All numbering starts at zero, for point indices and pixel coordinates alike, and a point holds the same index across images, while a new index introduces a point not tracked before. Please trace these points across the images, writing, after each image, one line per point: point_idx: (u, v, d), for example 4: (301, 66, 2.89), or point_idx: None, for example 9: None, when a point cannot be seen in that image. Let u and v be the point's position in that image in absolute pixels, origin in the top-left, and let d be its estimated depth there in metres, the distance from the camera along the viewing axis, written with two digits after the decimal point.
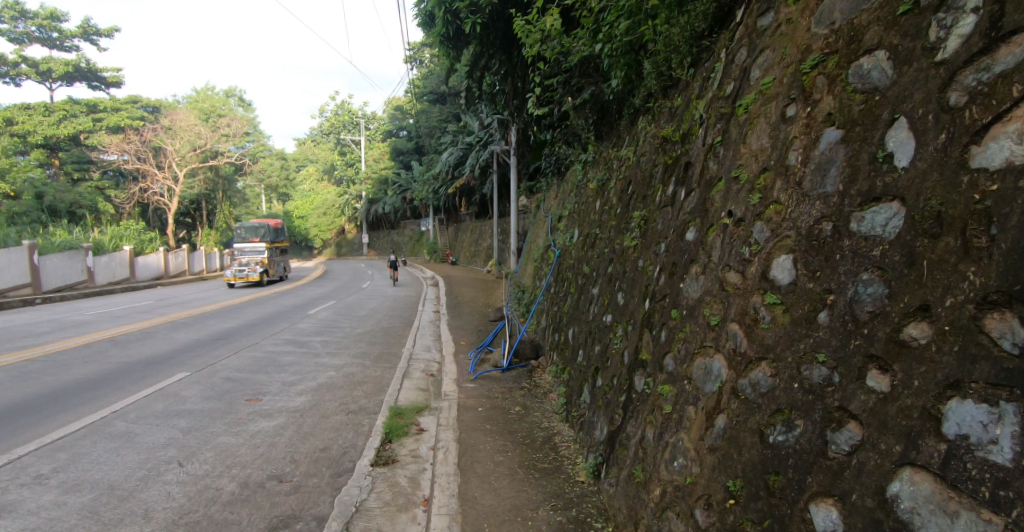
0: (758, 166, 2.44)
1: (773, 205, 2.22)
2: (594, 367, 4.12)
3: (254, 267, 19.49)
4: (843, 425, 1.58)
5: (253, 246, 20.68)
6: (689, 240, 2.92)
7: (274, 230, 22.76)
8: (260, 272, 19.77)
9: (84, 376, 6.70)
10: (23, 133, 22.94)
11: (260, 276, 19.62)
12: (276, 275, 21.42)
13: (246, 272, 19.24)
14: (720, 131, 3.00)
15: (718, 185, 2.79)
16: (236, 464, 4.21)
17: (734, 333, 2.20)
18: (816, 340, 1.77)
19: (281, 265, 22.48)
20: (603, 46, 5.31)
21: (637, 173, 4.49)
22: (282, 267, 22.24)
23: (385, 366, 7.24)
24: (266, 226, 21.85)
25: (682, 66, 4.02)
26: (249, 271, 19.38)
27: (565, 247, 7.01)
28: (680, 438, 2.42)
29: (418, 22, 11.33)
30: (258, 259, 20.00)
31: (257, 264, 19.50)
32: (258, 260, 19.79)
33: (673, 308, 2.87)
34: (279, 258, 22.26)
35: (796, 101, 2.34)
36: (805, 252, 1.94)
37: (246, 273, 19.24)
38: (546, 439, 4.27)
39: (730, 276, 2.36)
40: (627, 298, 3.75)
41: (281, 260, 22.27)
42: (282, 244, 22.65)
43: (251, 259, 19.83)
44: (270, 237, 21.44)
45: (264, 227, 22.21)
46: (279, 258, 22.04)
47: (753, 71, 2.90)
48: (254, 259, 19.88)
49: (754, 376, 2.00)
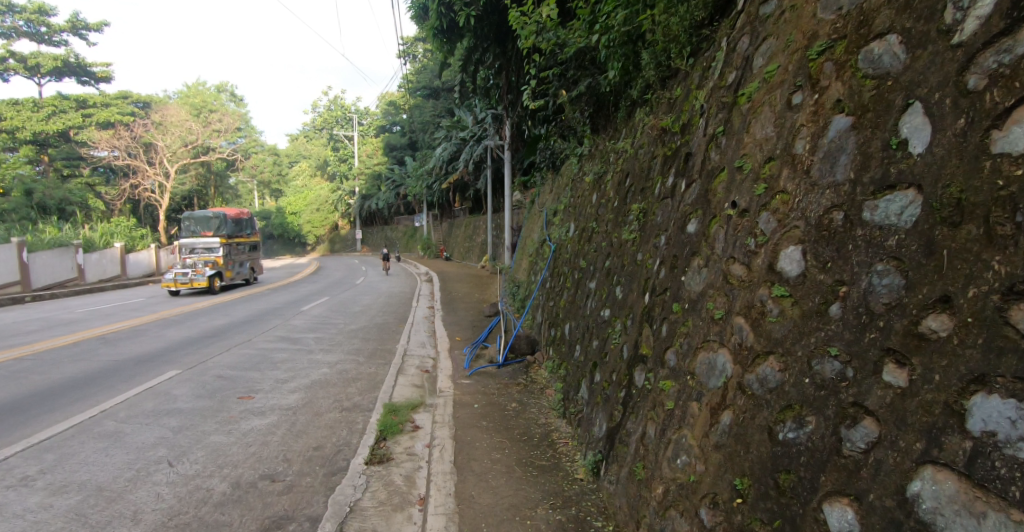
0: (763, 156, 2.37)
1: (779, 195, 2.16)
2: (592, 362, 4.06)
3: (202, 270, 15.46)
4: (859, 421, 1.52)
5: (208, 241, 16.56)
6: (691, 232, 2.85)
7: (237, 222, 17.95)
8: (210, 276, 15.79)
9: (73, 375, 6.56)
10: (10, 129, 22.49)
11: (211, 280, 15.68)
12: (238, 277, 17.53)
13: (190, 277, 15.09)
14: (722, 121, 2.95)
15: (720, 176, 2.73)
16: (227, 463, 4.11)
17: (739, 326, 2.15)
18: (828, 334, 1.71)
19: (247, 264, 18.62)
20: (600, 36, 5.20)
21: (635, 165, 4.42)
22: (246, 267, 18.16)
23: (379, 362, 7.16)
24: (222, 216, 16.94)
25: (681, 56, 3.95)
26: (196, 275, 15.31)
27: (561, 241, 6.95)
28: (683, 435, 2.37)
29: (411, 15, 11.17)
30: (210, 259, 16.03)
31: (204, 267, 15.35)
32: (207, 262, 15.66)
33: (675, 301, 2.79)
34: (243, 255, 18.22)
35: (802, 88, 2.28)
36: (815, 242, 1.88)
37: (191, 279, 15.22)
38: (544, 436, 4.20)
39: (734, 269, 2.30)
40: (627, 292, 3.66)
41: (247, 257, 18.36)
42: (246, 239, 18.26)
43: (201, 259, 15.75)
44: (226, 231, 16.91)
45: (218, 218, 16.91)
46: (246, 256, 18.42)
47: (756, 60, 2.83)
48: (205, 261, 15.79)
49: (762, 371, 1.95)
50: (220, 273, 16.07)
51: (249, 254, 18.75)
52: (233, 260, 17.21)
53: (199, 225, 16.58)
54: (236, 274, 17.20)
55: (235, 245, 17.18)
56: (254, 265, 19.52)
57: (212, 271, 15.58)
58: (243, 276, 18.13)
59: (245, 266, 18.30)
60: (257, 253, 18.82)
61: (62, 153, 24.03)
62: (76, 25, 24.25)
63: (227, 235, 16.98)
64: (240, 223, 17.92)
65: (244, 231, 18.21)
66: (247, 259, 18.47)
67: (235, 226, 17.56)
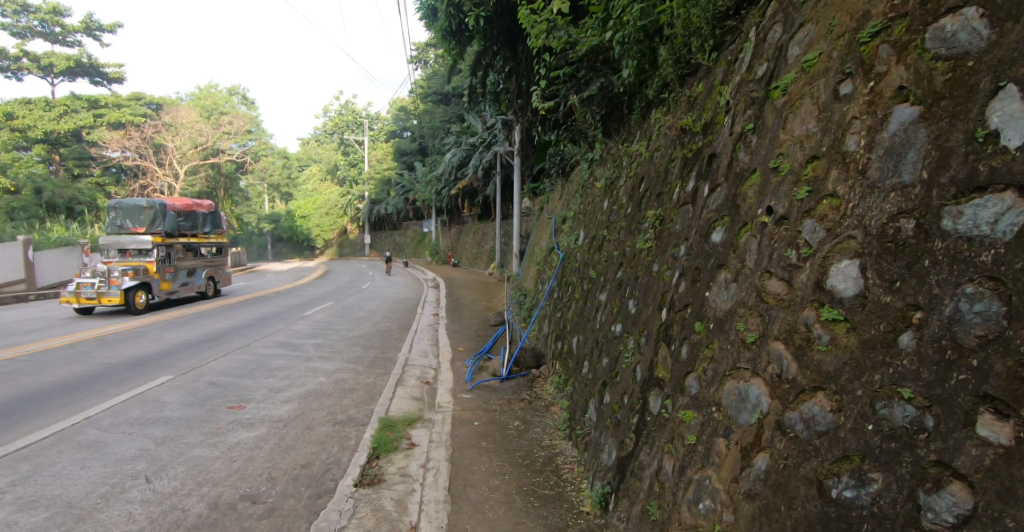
0: (805, 155, 2.08)
1: (827, 199, 1.87)
2: (602, 382, 3.72)
3: (117, 281, 11.34)
4: (942, 486, 1.27)
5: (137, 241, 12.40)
6: (716, 242, 2.53)
7: (186, 217, 13.82)
8: (132, 289, 11.65)
9: (61, 378, 6.33)
10: (24, 128, 22.71)
11: (130, 296, 11.54)
12: (183, 289, 13.50)
13: (98, 290, 11.10)
14: (751, 117, 2.64)
15: (750, 178, 2.42)
16: (207, 481, 3.81)
17: (779, 354, 1.85)
18: (898, 371, 1.44)
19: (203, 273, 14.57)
20: (614, 33, 4.90)
21: (651, 169, 4.12)
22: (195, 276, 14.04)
23: (378, 372, 6.86)
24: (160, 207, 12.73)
25: (703, 50, 3.65)
26: (107, 288, 11.19)
27: (570, 249, 6.64)
28: (707, 476, 2.07)
29: (420, 16, 10.96)
30: (139, 265, 12.04)
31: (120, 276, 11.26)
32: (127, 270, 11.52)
33: (696, 319, 2.48)
34: (193, 262, 14.10)
35: (853, 76, 1.99)
36: (878, 256, 1.60)
37: (101, 292, 11.17)
38: (548, 459, 3.85)
39: (769, 285, 2.00)
40: (641, 307, 3.33)
41: (201, 264, 14.32)
42: (199, 240, 14.23)
43: (123, 264, 11.79)
44: (164, 227, 12.69)
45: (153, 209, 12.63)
46: (200, 262, 14.38)
47: (791, 49, 2.53)
48: (127, 266, 11.75)
49: (808, 409, 1.67)
50: (149, 285, 12.11)
51: (208, 260, 14.76)
52: (175, 268, 13.14)
53: (129, 217, 12.44)
54: (177, 285, 13.18)
55: (177, 247, 13.09)
56: (217, 275, 15.43)
57: (130, 282, 11.57)
58: (196, 289, 14.12)
59: (197, 275, 14.25)
60: (216, 258, 14.91)
61: (73, 153, 24.13)
62: (90, 26, 24.46)
63: (166, 231, 12.85)
64: (189, 217, 13.85)
65: (196, 229, 14.18)
66: (200, 266, 14.37)
67: (180, 221, 13.48)
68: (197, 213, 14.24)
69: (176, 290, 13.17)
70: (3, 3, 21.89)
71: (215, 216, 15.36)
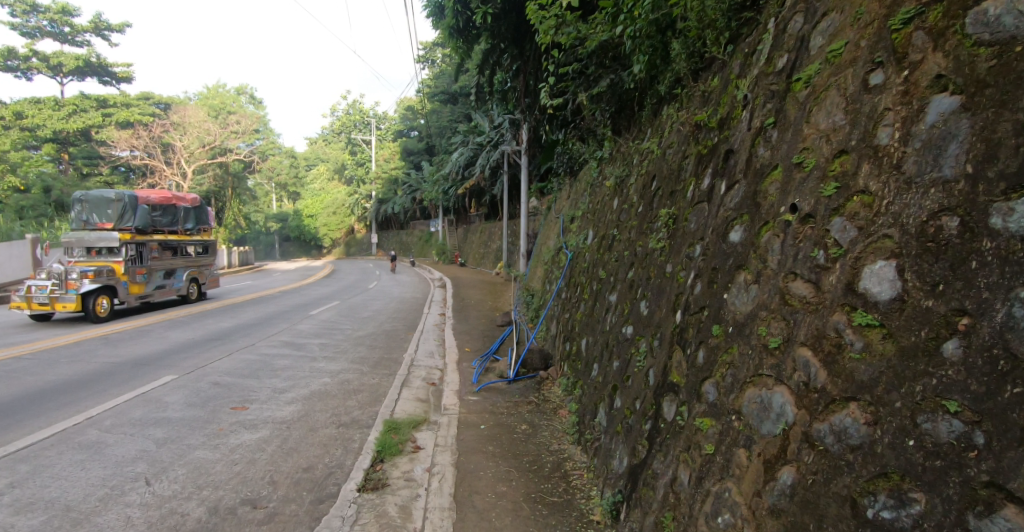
0: (832, 149, 1.96)
1: (858, 196, 1.76)
2: (612, 385, 3.61)
3: (74, 285, 10.05)
4: (995, 510, 1.16)
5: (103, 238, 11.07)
6: (735, 242, 2.41)
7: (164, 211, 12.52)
8: (92, 294, 10.31)
9: (65, 377, 6.32)
10: (33, 127, 22.87)
11: (90, 301, 10.21)
12: (160, 292, 12.16)
13: (52, 295, 9.90)
14: (772, 111, 2.52)
15: (771, 174, 2.30)
16: (207, 484, 3.74)
17: (806, 361, 1.74)
18: (942, 382, 1.33)
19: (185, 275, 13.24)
20: (625, 28, 4.78)
21: (663, 166, 4.00)
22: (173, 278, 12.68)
23: (384, 373, 6.79)
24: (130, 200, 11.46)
25: (718, 43, 3.52)
26: (61, 293, 9.92)
27: (578, 249, 6.53)
28: (726, 489, 1.97)
29: (427, 14, 10.86)
30: (104, 266, 10.73)
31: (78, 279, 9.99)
32: (86, 272, 10.19)
33: (714, 322, 2.36)
34: (172, 261, 12.70)
35: (884, 65, 1.87)
36: (917, 257, 1.48)
37: (54, 297, 9.95)
38: (556, 465, 3.75)
39: (795, 288, 1.89)
40: (653, 308, 3.22)
41: (181, 264, 13.00)
42: (180, 237, 12.88)
43: (87, 265, 10.53)
44: (135, 222, 11.41)
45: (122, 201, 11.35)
46: (181, 262, 13.02)
47: (813, 39, 2.40)
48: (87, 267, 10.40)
49: (839, 421, 1.57)
50: (114, 288, 10.77)
51: (191, 260, 13.44)
52: (148, 268, 11.77)
53: (96, 211, 11.20)
54: (150, 288, 11.81)
55: (150, 245, 11.74)
56: (202, 276, 14.06)
57: (91, 284, 10.23)
58: (174, 292, 12.74)
59: (176, 277, 12.86)
60: (198, 258, 13.56)
61: (83, 152, 24.37)
62: (99, 25, 24.63)
63: (138, 227, 11.51)
64: (167, 212, 12.54)
65: (176, 225, 12.89)
66: (180, 267, 12.99)
67: (156, 215, 12.15)
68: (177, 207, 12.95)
69: (149, 293, 11.79)
70: (13, 4, 22.10)
71: (200, 212, 14.03)
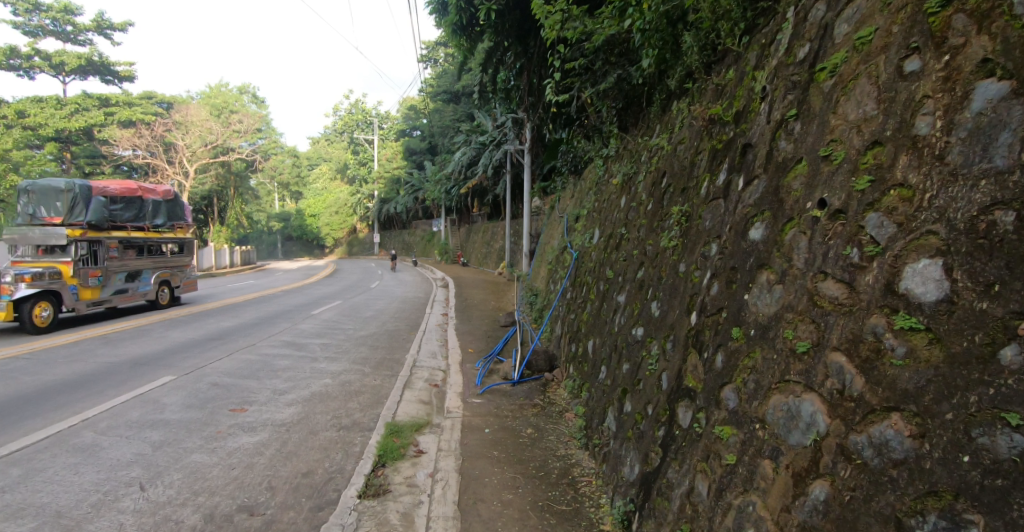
0: (864, 140, 1.83)
1: (895, 189, 1.63)
2: (622, 388, 3.48)
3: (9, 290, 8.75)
4: None
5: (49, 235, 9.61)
6: (755, 239, 2.28)
7: (126, 205, 11.05)
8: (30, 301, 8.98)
9: (62, 378, 6.22)
10: (35, 125, 22.70)
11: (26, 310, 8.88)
12: (120, 297, 10.75)
13: None
14: (793, 102, 2.39)
15: (795, 167, 2.17)
16: (203, 490, 3.64)
17: (839, 367, 1.62)
18: (1001, 393, 1.21)
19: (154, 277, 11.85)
20: (634, 22, 4.66)
21: (674, 162, 3.87)
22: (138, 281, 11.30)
23: (386, 374, 6.68)
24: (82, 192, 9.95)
25: (732, 34, 3.40)
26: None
27: (584, 248, 6.40)
28: (750, 502, 1.85)
29: (430, 10, 10.74)
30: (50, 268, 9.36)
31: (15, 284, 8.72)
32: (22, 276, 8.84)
33: (733, 324, 2.24)
34: (137, 262, 11.33)
35: (920, 50, 1.74)
36: (966, 256, 1.36)
37: None
38: (563, 471, 3.63)
39: (826, 288, 1.77)
40: (666, 309, 3.09)
41: (148, 265, 11.60)
42: (145, 234, 11.48)
43: (32, 266, 9.24)
44: (88, 217, 9.93)
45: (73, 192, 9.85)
46: (148, 262, 11.64)
47: (837, 27, 2.27)
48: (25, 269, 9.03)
49: (879, 432, 1.45)
50: (58, 293, 9.36)
51: (161, 260, 12.07)
52: (105, 270, 10.35)
53: (43, 203, 9.70)
54: (107, 293, 10.39)
55: (107, 243, 10.36)
56: (176, 279, 12.68)
57: (28, 289, 8.88)
58: (140, 297, 11.31)
59: (143, 279, 11.47)
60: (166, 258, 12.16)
61: (84, 152, 24.50)
62: (101, 24, 24.57)
63: (91, 223, 10.06)
64: (130, 205, 11.11)
65: (142, 221, 11.49)
66: (148, 268, 11.63)
67: (115, 209, 10.68)
68: (142, 200, 11.51)
69: (106, 298, 10.38)
70: (15, 2, 22.07)
71: (174, 205, 12.68)
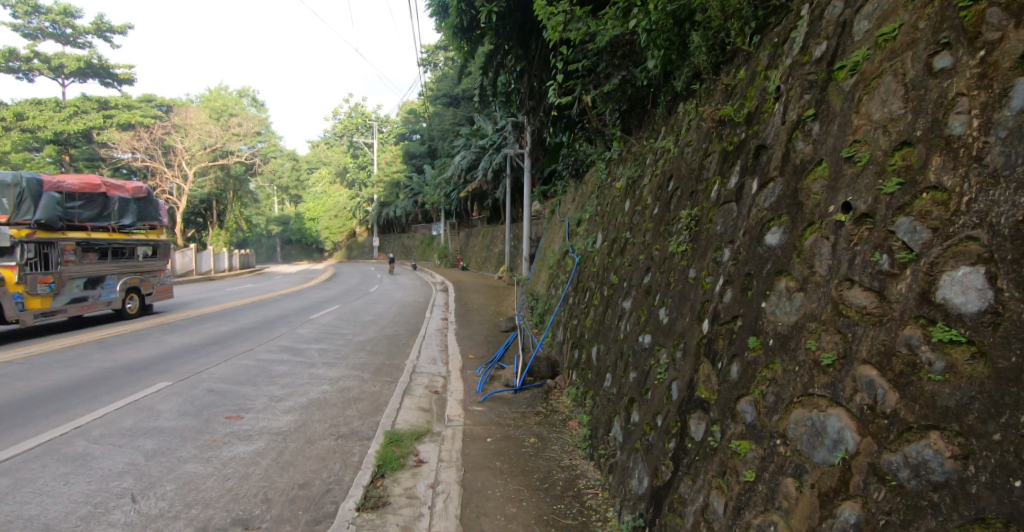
0: (892, 141, 1.74)
1: (928, 192, 1.54)
2: (629, 397, 3.38)
3: None
4: None
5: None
6: (771, 244, 2.19)
7: (85, 203, 9.92)
8: None
9: (55, 383, 6.09)
10: (33, 128, 22.47)
11: None
12: (76, 306, 9.64)
13: None
14: (811, 102, 2.30)
15: (814, 169, 2.09)
16: (197, 502, 3.52)
17: (869, 381, 1.53)
18: None
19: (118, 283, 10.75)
20: (639, 22, 4.58)
21: (682, 165, 3.79)
22: (97, 288, 10.18)
23: (385, 380, 6.57)
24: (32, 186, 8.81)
25: (743, 34, 3.32)
26: None
27: (587, 252, 6.31)
28: (772, 523, 1.75)
29: (431, 12, 10.68)
30: None
31: None
32: None
33: (749, 334, 2.14)
34: (99, 267, 10.24)
35: (951, 46, 1.66)
36: (1011, 264, 1.28)
37: None
38: (568, 483, 3.51)
39: (852, 296, 1.68)
40: (675, 316, 3.00)
41: (111, 270, 10.51)
42: (108, 235, 10.37)
43: None
44: (39, 215, 8.75)
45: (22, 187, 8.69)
46: (111, 268, 10.56)
47: (857, 24, 2.19)
48: None
49: (917, 452, 1.36)
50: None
51: (125, 265, 10.98)
52: (57, 276, 9.23)
53: None
54: (60, 302, 9.26)
55: (61, 246, 9.26)
56: (145, 285, 11.67)
57: None
58: (102, 306, 10.24)
59: (105, 286, 10.37)
60: (130, 262, 11.09)
61: (83, 154, 24.18)
62: (100, 27, 24.52)
63: (41, 222, 8.88)
64: (91, 203, 10.03)
65: (105, 221, 10.40)
66: (111, 274, 10.55)
67: (73, 207, 9.57)
68: (105, 198, 10.43)
69: (59, 308, 9.25)
70: (15, 5, 22.02)
71: (143, 205, 11.64)
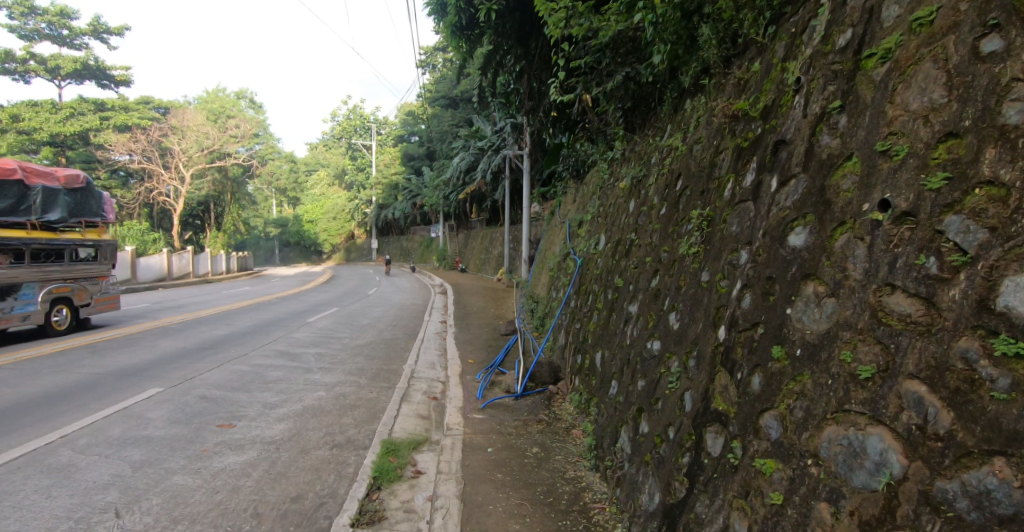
0: (935, 134, 1.61)
1: (981, 188, 1.41)
2: (637, 406, 3.22)
3: None
4: None
5: None
6: (796, 246, 2.05)
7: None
8: None
9: (43, 390, 5.91)
10: (28, 130, 22.21)
11: None
12: None
13: None
14: (837, 93, 2.17)
15: (844, 165, 1.95)
16: (183, 517, 3.35)
17: (917, 398, 1.39)
18: None
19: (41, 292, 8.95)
20: (644, 16, 4.45)
21: (690, 163, 3.64)
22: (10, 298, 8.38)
23: (383, 386, 6.40)
24: None
25: (756, 25, 3.20)
26: None
27: (589, 254, 6.15)
28: None
29: (429, 11, 10.54)
30: None
31: None
32: None
33: (773, 342, 1.99)
34: (13, 272, 8.50)
35: (1000, 28, 1.53)
36: None
37: None
38: (573, 497, 3.35)
39: (894, 303, 1.54)
40: (686, 322, 2.84)
41: (29, 276, 8.74)
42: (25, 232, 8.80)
43: None
44: None
45: None
46: (30, 273, 8.80)
47: (886, 9, 2.06)
48: None
49: (980, 480, 1.21)
50: None
51: (49, 270, 9.21)
52: None
53: None
54: None
55: None
56: (79, 296, 9.77)
57: None
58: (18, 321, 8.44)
59: (22, 296, 8.59)
60: (55, 265, 9.33)
61: (81, 156, 23.74)
62: (98, 28, 24.40)
63: None
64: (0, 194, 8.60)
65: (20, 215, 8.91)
66: (30, 280, 8.77)
67: None
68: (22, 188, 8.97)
69: None
70: (11, 6, 21.84)
71: (80, 199, 10.18)
